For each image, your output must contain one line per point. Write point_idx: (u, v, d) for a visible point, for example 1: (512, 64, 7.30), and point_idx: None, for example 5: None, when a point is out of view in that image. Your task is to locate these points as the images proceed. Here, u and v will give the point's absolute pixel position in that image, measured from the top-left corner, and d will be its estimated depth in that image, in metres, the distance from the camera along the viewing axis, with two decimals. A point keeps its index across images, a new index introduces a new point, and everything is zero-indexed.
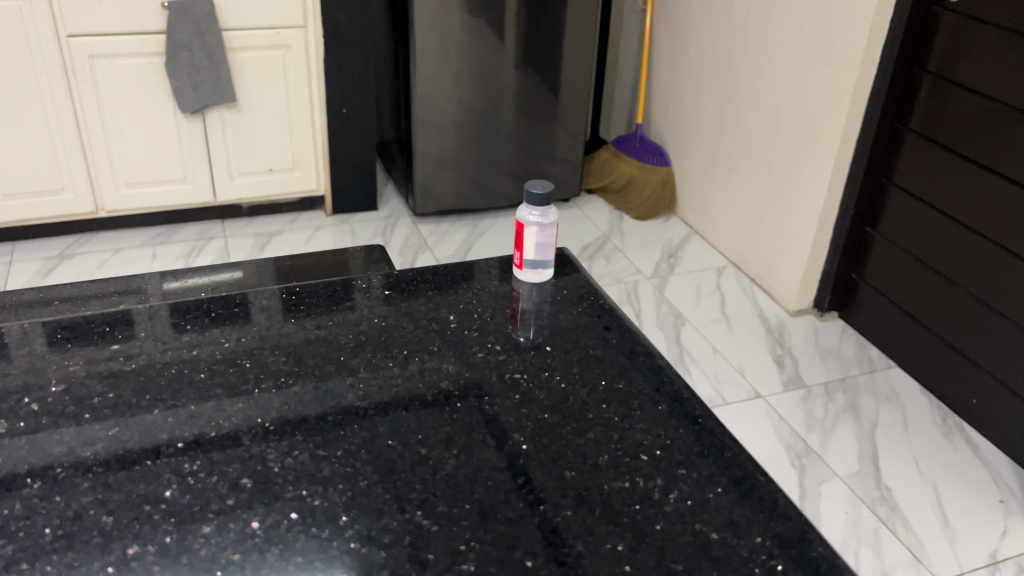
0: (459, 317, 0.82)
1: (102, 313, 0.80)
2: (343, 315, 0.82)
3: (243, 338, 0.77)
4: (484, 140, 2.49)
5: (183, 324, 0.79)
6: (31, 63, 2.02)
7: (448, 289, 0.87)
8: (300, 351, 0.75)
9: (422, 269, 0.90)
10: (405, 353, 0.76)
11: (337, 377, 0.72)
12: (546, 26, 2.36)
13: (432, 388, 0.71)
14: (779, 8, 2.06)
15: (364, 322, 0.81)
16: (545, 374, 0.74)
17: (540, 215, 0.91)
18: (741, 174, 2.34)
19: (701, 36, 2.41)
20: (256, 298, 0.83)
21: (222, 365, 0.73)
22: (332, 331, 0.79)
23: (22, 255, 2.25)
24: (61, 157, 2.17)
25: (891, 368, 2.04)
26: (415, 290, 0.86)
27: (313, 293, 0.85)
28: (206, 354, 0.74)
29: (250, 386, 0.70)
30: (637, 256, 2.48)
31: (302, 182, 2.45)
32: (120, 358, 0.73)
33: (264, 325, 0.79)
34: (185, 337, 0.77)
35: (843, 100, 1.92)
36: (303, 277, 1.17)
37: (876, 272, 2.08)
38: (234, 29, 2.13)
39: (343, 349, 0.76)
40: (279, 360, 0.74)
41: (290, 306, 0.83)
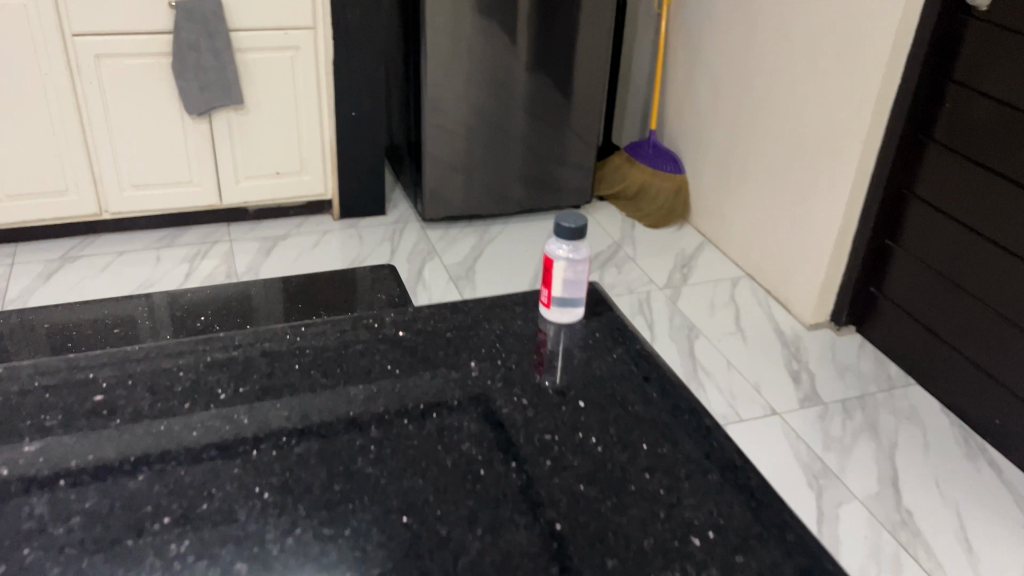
0: (481, 365, 0.78)
1: (86, 357, 0.76)
2: (354, 360, 0.78)
3: (241, 387, 0.73)
4: (495, 144, 2.44)
5: (176, 371, 0.75)
6: (36, 63, 1.98)
7: (468, 332, 0.83)
8: (305, 405, 0.71)
9: (436, 309, 0.87)
10: (422, 407, 0.71)
11: (345, 438, 0.67)
12: (560, 31, 2.31)
13: (454, 452, 0.66)
14: (801, 15, 2.01)
15: (376, 371, 0.76)
16: (580, 436, 0.69)
17: (568, 251, 0.88)
18: (758, 184, 2.29)
19: (718, 41, 2.36)
20: (256, 341, 0.79)
21: (216, 422, 0.68)
22: (341, 381, 0.74)
23: (25, 257, 2.21)
24: (65, 159, 2.13)
25: (910, 385, 1.99)
26: (432, 333, 0.82)
27: (320, 334, 0.81)
28: (200, 408, 0.70)
29: (248, 448, 0.66)
30: (649, 265, 2.43)
31: (311, 186, 2.41)
32: (103, 413, 0.69)
33: (265, 371, 0.75)
34: (177, 387, 0.73)
35: (867, 109, 1.86)
36: (312, 301, 1.12)
37: (896, 286, 2.02)
38: (242, 30, 2.09)
39: (352, 403, 0.71)
40: (281, 417, 0.69)
41: (295, 350, 0.79)
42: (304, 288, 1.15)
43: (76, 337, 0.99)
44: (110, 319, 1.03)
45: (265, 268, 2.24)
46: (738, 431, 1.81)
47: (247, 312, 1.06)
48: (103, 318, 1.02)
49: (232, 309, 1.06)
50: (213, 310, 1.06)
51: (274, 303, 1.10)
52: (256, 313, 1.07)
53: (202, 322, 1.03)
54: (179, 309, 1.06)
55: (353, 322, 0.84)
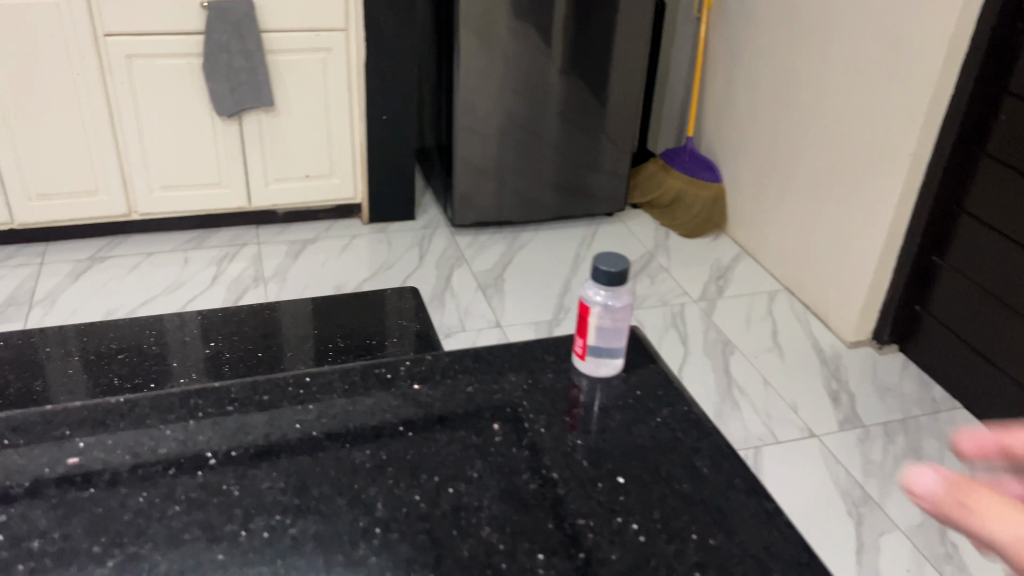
0: (504, 427, 0.67)
1: (65, 409, 0.66)
2: (363, 420, 0.67)
3: (235, 451, 0.63)
4: (527, 149, 2.39)
5: (162, 429, 0.64)
6: (68, 62, 1.97)
7: (492, 386, 0.71)
8: (303, 474, 0.61)
9: (453, 355, 0.75)
10: (436, 479, 0.61)
11: (347, 518, 0.57)
12: (597, 35, 2.26)
13: (470, 538, 0.57)
14: (847, 23, 1.94)
15: (386, 433, 0.65)
16: (617, 521, 0.59)
17: (606, 294, 0.75)
18: (798, 195, 2.21)
19: (760, 46, 2.29)
20: (238, 394, 0.69)
21: (203, 494, 0.59)
22: (346, 444, 0.64)
23: (53, 256, 2.20)
24: (95, 158, 2.13)
25: (956, 410, 1.89)
26: (450, 385, 0.71)
27: (326, 387, 0.70)
28: (185, 477, 0.60)
29: (237, 528, 0.56)
30: (683, 276, 2.37)
31: (340, 189, 2.38)
32: (76, 480, 0.59)
33: (248, 431, 0.65)
34: (161, 450, 0.62)
35: (917, 122, 1.78)
36: (343, 325, 1.02)
37: (942, 304, 1.93)
38: (273, 31, 2.06)
39: (356, 474, 0.61)
40: (275, 490, 0.59)
41: (297, 406, 0.68)
42: (333, 309, 1.06)
43: (72, 366, 0.87)
44: (112, 345, 0.92)
45: (292, 272, 2.21)
46: (774, 453, 1.74)
47: (273, 337, 0.97)
48: (127, 347, 0.91)
49: (261, 339, 0.96)
50: (226, 335, 0.96)
51: (303, 328, 1.00)
52: (283, 336, 0.98)
53: (213, 351, 0.92)
54: (189, 334, 0.95)
55: (356, 370, 0.72)
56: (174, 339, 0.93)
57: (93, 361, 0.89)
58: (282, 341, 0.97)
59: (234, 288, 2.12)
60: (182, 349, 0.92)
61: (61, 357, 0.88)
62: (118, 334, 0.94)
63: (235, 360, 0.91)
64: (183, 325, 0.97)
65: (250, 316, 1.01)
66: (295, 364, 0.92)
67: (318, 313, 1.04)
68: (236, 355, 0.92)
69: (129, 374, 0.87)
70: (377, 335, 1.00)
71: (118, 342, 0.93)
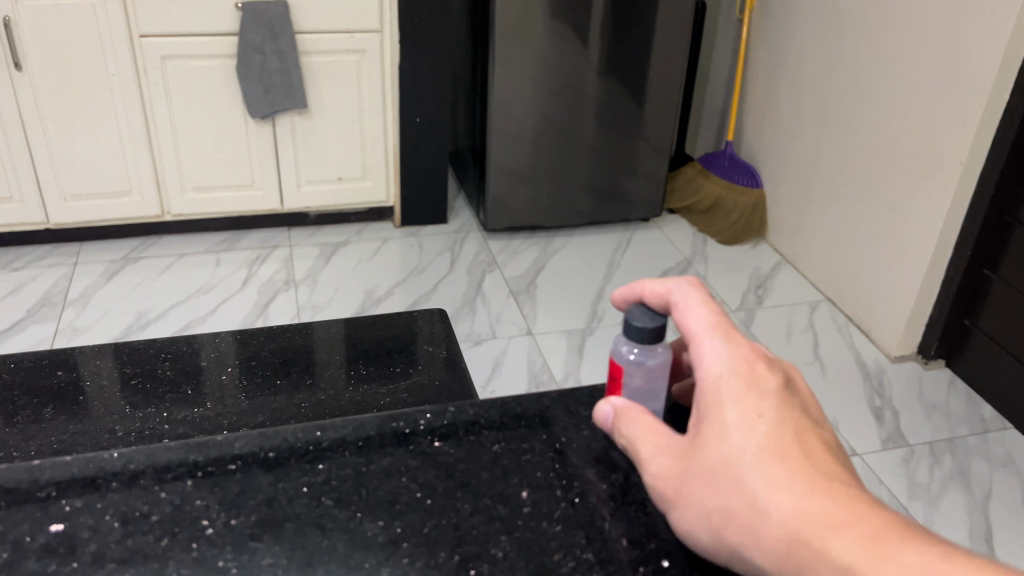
0: (537, 497, 0.54)
1: (53, 463, 0.55)
2: (376, 485, 0.54)
3: (235, 520, 0.51)
4: (562, 152, 2.35)
5: (158, 491, 0.53)
6: (102, 62, 1.97)
7: (521, 444, 0.59)
8: (309, 547, 0.49)
9: (475, 403, 0.62)
10: (457, 559, 0.49)
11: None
12: (635, 35, 2.20)
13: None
14: (897, 25, 1.86)
15: (402, 501, 0.53)
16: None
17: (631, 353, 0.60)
18: (842, 204, 2.14)
19: (804, 49, 2.22)
20: (217, 453, 0.56)
21: (198, 571, 0.48)
22: (357, 513, 0.52)
23: (88, 256, 2.21)
24: (129, 158, 2.13)
25: (1006, 429, 1.80)
26: (471, 441, 0.59)
27: (338, 443, 0.58)
28: (178, 550, 0.49)
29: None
30: (721, 284, 2.30)
31: (372, 192, 2.36)
32: (59, 551, 0.48)
33: (231, 498, 0.53)
34: (153, 518, 0.51)
35: (969, 131, 1.70)
36: (375, 341, 1.00)
37: (993, 320, 1.84)
38: (307, 32, 2.04)
39: (369, 550, 0.49)
40: (277, 568, 0.48)
41: (305, 466, 0.56)
42: (366, 325, 1.04)
43: (86, 391, 0.84)
44: (127, 368, 0.89)
45: (323, 275, 2.19)
46: None
47: (301, 352, 0.95)
48: (149, 367, 0.90)
49: (289, 356, 0.94)
50: (247, 357, 0.93)
51: (335, 344, 0.98)
52: (313, 352, 0.96)
53: (231, 377, 0.89)
54: (210, 356, 0.93)
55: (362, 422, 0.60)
56: (191, 364, 0.91)
57: (107, 384, 0.86)
58: (306, 364, 0.93)
59: (265, 291, 2.11)
60: (205, 368, 0.90)
61: (76, 381, 0.86)
62: (134, 356, 0.91)
63: (256, 379, 0.90)
64: (202, 346, 0.94)
65: (271, 338, 0.98)
66: (319, 389, 0.89)
67: (350, 329, 1.02)
68: (258, 373, 0.91)
69: (143, 401, 0.84)
70: (404, 362, 0.96)
71: (133, 365, 0.90)
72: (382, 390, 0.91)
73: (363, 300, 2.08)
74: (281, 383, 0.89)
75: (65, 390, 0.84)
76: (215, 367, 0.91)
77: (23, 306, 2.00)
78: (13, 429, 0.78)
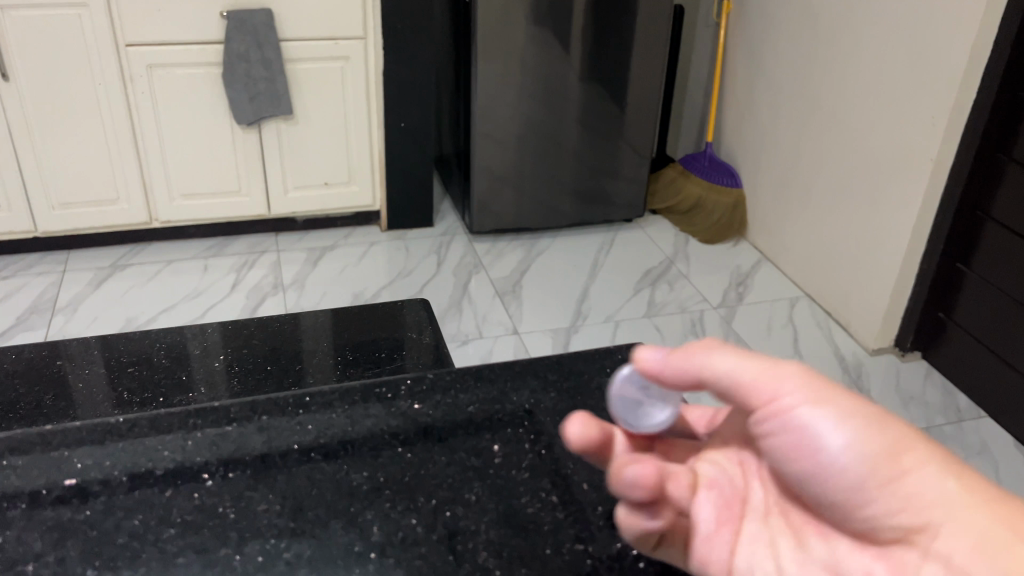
0: (508, 448, 0.60)
1: (64, 428, 0.60)
2: (360, 441, 0.60)
3: (231, 473, 0.57)
4: (545, 155, 2.39)
5: (161, 449, 0.59)
6: (89, 72, 2.00)
7: (498, 402, 0.64)
8: (299, 496, 0.55)
9: (461, 368, 0.68)
10: (433, 502, 0.55)
11: (341, 542, 0.52)
12: (614, 39, 2.25)
13: (466, 565, 0.51)
14: (868, 27, 1.91)
15: (384, 454, 0.59)
16: (618, 544, 0.53)
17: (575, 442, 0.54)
18: (819, 202, 2.19)
19: (781, 51, 2.27)
20: (226, 412, 0.63)
21: (199, 516, 0.54)
22: (344, 466, 0.58)
23: (76, 264, 2.23)
24: (116, 167, 2.15)
25: (981, 419, 1.83)
26: (452, 400, 0.64)
27: (325, 406, 0.64)
28: (181, 498, 0.55)
29: (231, 551, 0.51)
30: (702, 282, 2.34)
31: (358, 197, 2.40)
32: (73, 501, 0.54)
33: (231, 453, 0.59)
34: (158, 472, 0.57)
35: (939, 125, 1.75)
36: (360, 333, 1.04)
37: (967, 313, 1.86)
38: (293, 40, 2.08)
39: (353, 496, 0.56)
40: (271, 513, 0.54)
41: (294, 425, 0.62)
42: (353, 319, 1.08)
43: (83, 378, 0.88)
44: (123, 357, 0.93)
45: (311, 279, 2.22)
46: None
47: (290, 344, 0.99)
48: (144, 356, 0.93)
49: (279, 347, 0.99)
50: (237, 348, 0.97)
51: (322, 337, 1.02)
52: (301, 344, 1.00)
53: (223, 364, 0.93)
54: (201, 346, 0.97)
55: (360, 387, 0.66)
56: (183, 354, 0.94)
57: (104, 372, 0.89)
58: (295, 351, 0.98)
59: (252, 296, 2.13)
60: (197, 357, 0.94)
61: (74, 369, 0.89)
62: (128, 347, 0.94)
63: (242, 367, 0.93)
64: (194, 339, 0.98)
65: (259, 330, 1.02)
66: (308, 375, 0.94)
67: (336, 323, 1.06)
68: (245, 362, 0.94)
69: (139, 388, 0.87)
70: (390, 348, 1.01)
71: (128, 354, 0.93)
72: (368, 377, 0.95)
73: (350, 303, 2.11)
74: (269, 371, 0.93)
75: (65, 376, 0.87)
76: (206, 357, 0.94)
77: (13, 314, 2.02)
78: (14, 416, 0.81)
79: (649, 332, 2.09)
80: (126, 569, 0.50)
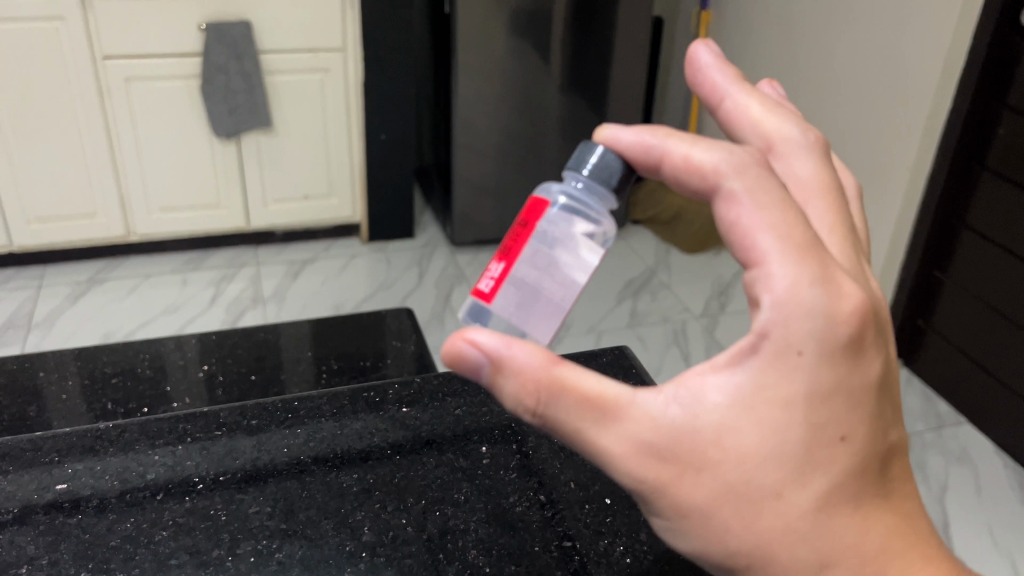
0: (494, 449, 0.66)
1: (54, 435, 0.65)
2: (349, 444, 0.65)
3: (222, 476, 0.61)
4: (526, 165, 2.39)
5: (151, 454, 0.63)
6: (67, 85, 1.98)
7: (483, 407, 0.70)
8: (290, 498, 0.60)
9: (448, 375, 0.75)
10: (423, 503, 0.60)
11: (333, 542, 0.56)
12: (593, 51, 2.26)
13: (456, 563, 0.56)
14: (843, 38, 1.94)
15: (374, 457, 0.64)
16: (604, 542, 0.58)
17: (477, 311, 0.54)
18: None
19: (759, 63, 2.29)
20: (231, 416, 0.68)
21: (191, 519, 0.57)
22: (334, 467, 0.63)
23: (53, 279, 2.20)
24: (93, 180, 2.13)
25: (961, 425, 1.84)
26: (439, 405, 0.70)
27: (313, 411, 0.69)
28: (173, 501, 0.59)
29: (223, 553, 0.55)
30: (684, 292, 2.35)
31: (339, 210, 2.39)
32: (65, 505, 0.58)
33: (234, 455, 0.64)
34: (149, 475, 0.61)
35: (916, 138, 1.79)
36: (342, 344, 1.05)
37: (946, 320, 1.87)
38: (272, 52, 2.07)
39: (344, 497, 0.60)
40: (262, 514, 0.58)
41: (285, 430, 0.67)
42: (334, 330, 1.08)
43: (65, 390, 0.86)
44: (105, 368, 0.91)
45: (292, 292, 2.20)
46: None
47: (273, 355, 1.00)
48: (127, 367, 0.93)
49: (262, 357, 0.99)
50: (220, 358, 0.97)
51: (303, 348, 1.02)
52: (284, 355, 1.00)
53: (205, 375, 0.93)
54: (181, 357, 0.96)
55: (352, 394, 0.72)
56: (165, 364, 0.94)
57: (86, 385, 0.87)
58: (277, 360, 0.98)
59: (232, 310, 2.11)
60: (179, 367, 0.94)
61: (53, 382, 0.86)
62: (110, 359, 0.93)
63: (225, 378, 0.93)
64: (176, 350, 0.97)
65: (243, 340, 1.02)
66: (291, 385, 0.94)
67: (318, 334, 1.06)
68: (227, 373, 0.95)
69: (123, 399, 0.86)
70: (374, 356, 1.02)
71: (111, 365, 0.93)
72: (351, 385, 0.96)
73: (331, 313, 2.09)
74: (251, 382, 0.94)
75: (43, 389, 0.84)
76: (188, 366, 0.94)
77: None
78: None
79: (633, 342, 2.09)
80: (119, 571, 0.53)
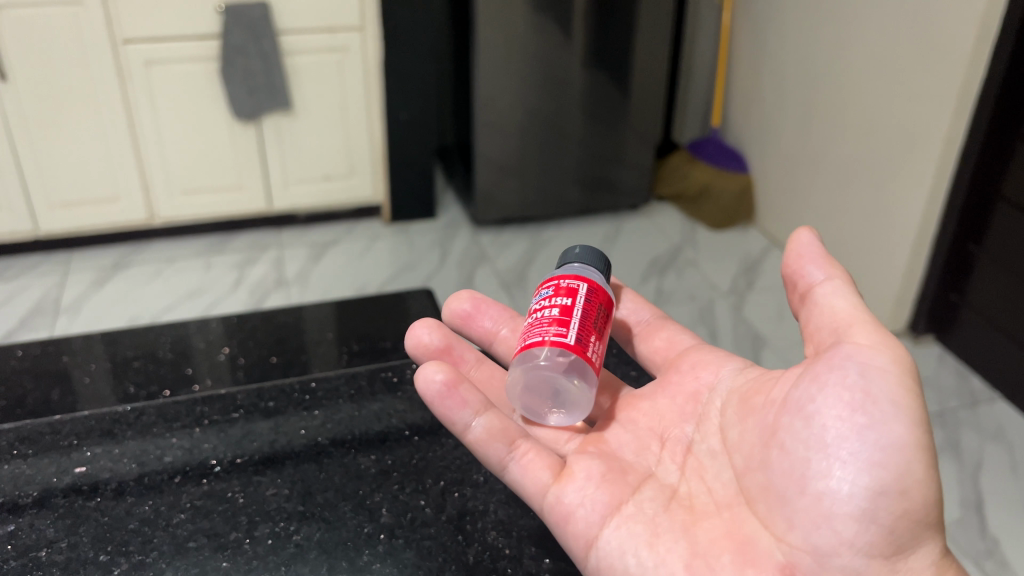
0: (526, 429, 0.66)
1: (72, 418, 0.64)
2: (367, 426, 0.64)
3: (240, 458, 0.61)
4: (548, 143, 2.36)
5: (168, 437, 0.62)
6: (87, 68, 1.98)
7: None
8: (307, 480, 0.59)
9: None
10: (442, 485, 0.59)
11: (351, 524, 0.55)
12: (617, 25, 2.21)
13: (476, 545, 0.54)
14: (869, 5, 1.88)
15: (392, 438, 0.63)
16: None
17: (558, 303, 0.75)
18: (826, 182, 2.14)
19: (782, 33, 2.24)
20: (250, 398, 0.67)
21: (208, 501, 0.57)
22: (352, 450, 0.62)
23: (80, 263, 2.22)
24: (115, 164, 2.13)
25: (995, 402, 1.79)
26: None
27: (331, 392, 0.68)
28: (190, 484, 0.58)
29: (241, 536, 0.54)
30: (711, 269, 2.30)
31: (359, 190, 2.38)
32: (83, 489, 0.57)
33: (248, 437, 0.63)
34: (166, 458, 0.60)
35: (948, 103, 1.69)
36: (363, 324, 1.04)
37: (980, 293, 1.82)
38: (289, 31, 2.05)
39: (363, 479, 0.59)
40: (279, 497, 0.57)
41: (302, 412, 0.66)
42: (354, 312, 1.07)
43: (90, 373, 0.85)
44: (128, 351, 0.90)
45: (314, 276, 2.20)
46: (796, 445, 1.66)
47: (295, 337, 0.99)
48: (147, 351, 0.92)
49: (284, 338, 0.98)
50: (242, 340, 0.97)
51: (322, 332, 1.01)
52: (305, 337, 1.00)
53: (228, 357, 0.92)
54: (205, 341, 0.95)
55: (372, 375, 0.71)
56: (187, 346, 0.93)
57: (109, 367, 0.87)
58: (299, 342, 0.98)
59: (256, 292, 2.12)
60: (199, 349, 0.93)
61: (79, 365, 0.86)
62: (132, 342, 0.93)
63: (246, 359, 0.93)
64: (199, 332, 0.97)
65: (265, 323, 1.02)
66: (313, 367, 0.93)
67: (338, 317, 1.06)
68: (247, 355, 0.94)
69: (145, 381, 0.86)
70: (396, 337, 1.01)
71: (134, 348, 0.92)
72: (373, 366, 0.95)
73: (353, 296, 2.08)
74: (272, 363, 0.93)
75: (69, 373, 0.83)
76: (210, 348, 0.94)
77: (17, 316, 2.00)
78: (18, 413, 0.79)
79: None
80: (137, 554, 0.53)
